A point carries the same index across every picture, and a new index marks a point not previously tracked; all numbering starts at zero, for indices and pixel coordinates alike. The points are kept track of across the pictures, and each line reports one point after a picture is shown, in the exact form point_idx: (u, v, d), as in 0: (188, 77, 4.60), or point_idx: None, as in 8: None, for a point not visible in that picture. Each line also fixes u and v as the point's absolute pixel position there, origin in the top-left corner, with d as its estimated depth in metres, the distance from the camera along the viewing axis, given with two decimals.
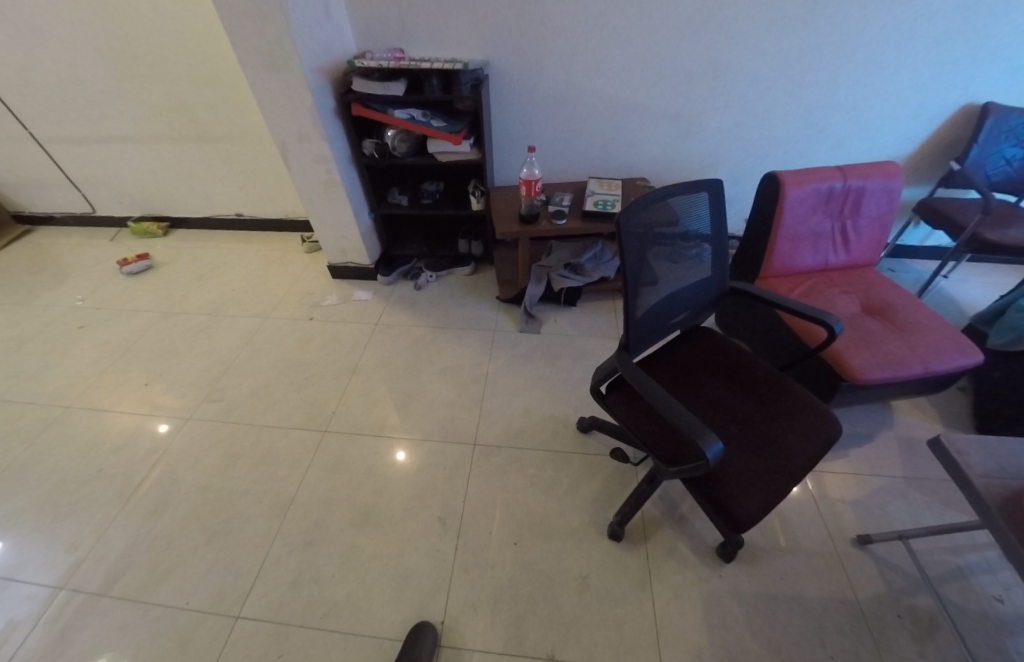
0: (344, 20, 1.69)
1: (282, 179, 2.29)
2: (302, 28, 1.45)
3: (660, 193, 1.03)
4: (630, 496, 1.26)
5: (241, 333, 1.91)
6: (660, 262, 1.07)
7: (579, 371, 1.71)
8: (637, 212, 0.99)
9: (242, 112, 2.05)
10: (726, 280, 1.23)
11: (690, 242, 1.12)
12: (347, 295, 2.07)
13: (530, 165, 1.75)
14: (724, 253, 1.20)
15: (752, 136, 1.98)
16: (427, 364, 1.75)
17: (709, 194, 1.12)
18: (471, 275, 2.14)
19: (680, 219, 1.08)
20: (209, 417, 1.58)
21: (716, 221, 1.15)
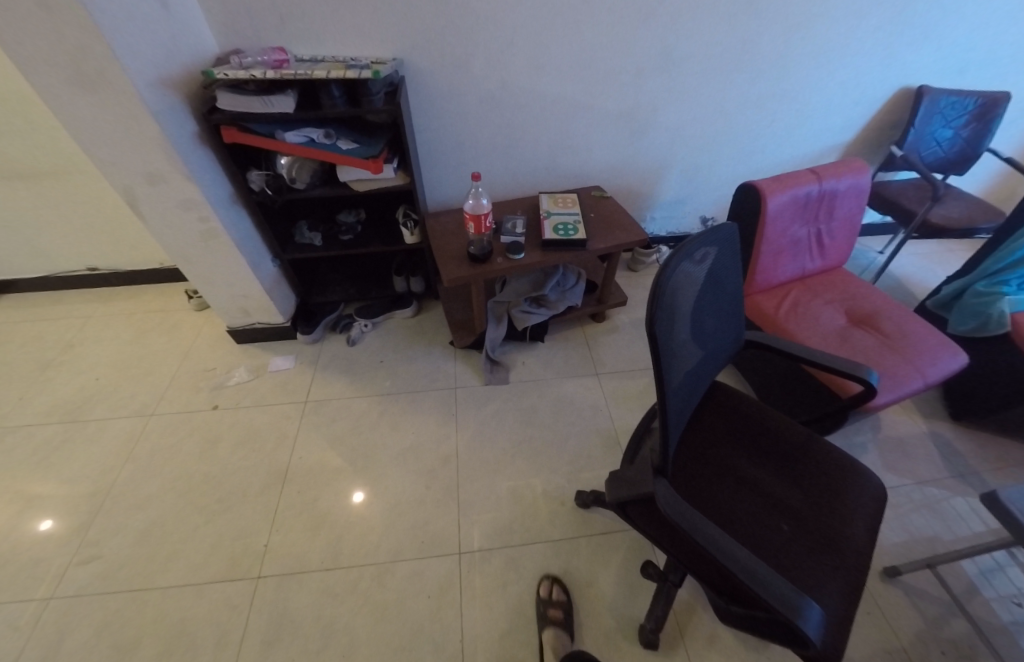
0: (197, 14, 1.23)
1: (133, 227, 1.74)
2: (123, 26, 0.99)
3: (680, 254, 0.76)
4: (656, 598, 1.04)
5: (116, 445, 1.42)
6: (688, 337, 0.81)
7: (564, 427, 1.47)
8: (662, 288, 0.71)
9: (58, 143, 1.48)
10: (741, 329, 1.00)
11: (711, 302, 0.87)
12: (259, 366, 1.63)
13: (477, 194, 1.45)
14: (738, 299, 0.97)
15: (706, 133, 1.81)
16: (381, 451, 1.41)
17: (725, 243, 0.88)
18: (414, 316, 1.79)
19: (700, 279, 0.82)
20: (86, 593, 1.14)
21: (730, 272, 0.92)
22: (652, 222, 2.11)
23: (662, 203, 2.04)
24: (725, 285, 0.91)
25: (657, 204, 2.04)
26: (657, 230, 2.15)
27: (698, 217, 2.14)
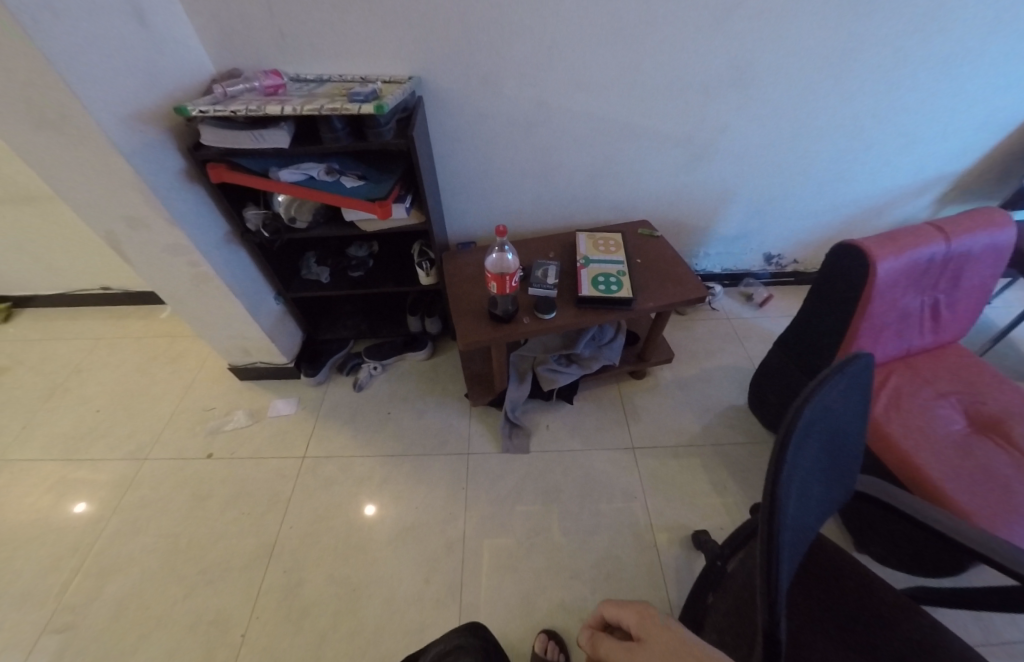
0: (190, 34, 1.12)
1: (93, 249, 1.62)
2: (89, 59, 0.86)
3: (799, 436, 0.52)
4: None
5: (104, 490, 1.31)
6: (799, 541, 0.57)
7: (588, 516, 1.27)
8: (777, 506, 0.48)
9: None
10: (853, 479, 0.74)
11: (827, 469, 0.63)
12: (258, 409, 1.49)
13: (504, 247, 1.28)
14: (859, 446, 0.70)
15: (786, 160, 1.48)
16: (379, 527, 1.25)
17: (854, 383, 0.62)
18: (429, 360, 1.62)
19: (817, 452, 0.58)
20: None
21: (856, 416, 0.65)
22: (705, 258, 1.79)
23: (720, 236, 1.71)
24: (846, 438, 0.65)
25: (713, 238, 1.71)
26: (709, 267, 1.82)
27: (762, 254, 1.79)
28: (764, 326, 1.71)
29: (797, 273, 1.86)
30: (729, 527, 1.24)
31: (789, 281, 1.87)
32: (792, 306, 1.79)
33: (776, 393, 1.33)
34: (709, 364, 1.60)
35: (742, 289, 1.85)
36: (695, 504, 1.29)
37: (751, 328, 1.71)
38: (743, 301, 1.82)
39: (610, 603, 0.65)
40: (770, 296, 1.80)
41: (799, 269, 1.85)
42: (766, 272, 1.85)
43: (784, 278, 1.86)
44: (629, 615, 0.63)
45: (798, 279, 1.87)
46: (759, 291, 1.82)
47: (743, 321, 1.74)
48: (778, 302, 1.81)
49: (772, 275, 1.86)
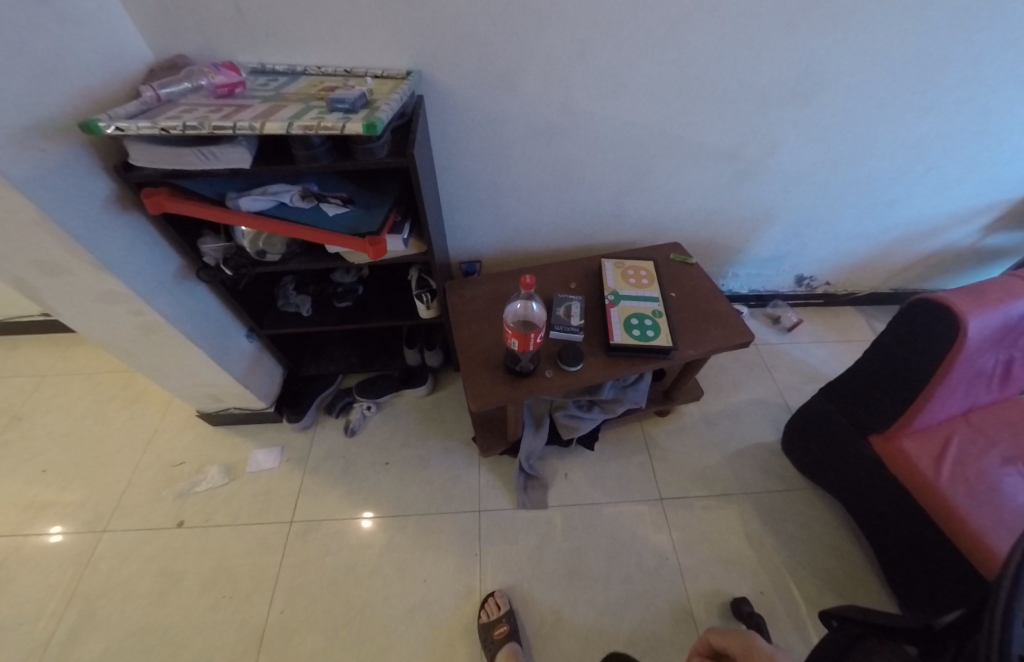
0: (117, 12, 0.84)
1: None
2: None
3: None
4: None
5: (53, 573, 1.11)
6: None
7: (617, 581, 1.16)
8: None
9: None
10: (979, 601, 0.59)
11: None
12: (236, 464, 1.29)
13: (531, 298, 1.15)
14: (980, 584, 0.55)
15: (838, 179, 1.31)
16: (383, 607, 1.11)
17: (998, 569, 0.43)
18: (430, 397, 1.45)
19: None
20: None
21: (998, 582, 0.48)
22: (732, 279, 1.63)
23: (752, 257, 1.56)
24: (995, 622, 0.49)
25: (744, 259, 1.55)
26: (736, 288, 1.67)
27: (794, 275, 1.65)
28: (794, 355, 1.60)
29: (827, 294, 1.73)
30: (770, 591, 1.15)
31: (818, 303, 1.75)
32: (821, 331, 1.68)
33: (818, 441, 1.22)
34: (738, 398, 1.49)
35: (770, 310, 1.72)
36: (729, 566, 1.19)
37: (780, 357, 1.59)
38: (770, 325, 1.69)
39: (717, 631, 0.78)
40: (799, 321, 1.68)
41: (830, 290, 1.72)
42: (795, 293, 1.71)
43: (813, 299, 1.74)
44: (734, 641, 0.74)
45: (827, 300, 1.75)
46: (787, 314, 1.69)
47: (771, 348, 1.62)
48: (806, 327, 1.70)
49: (800, 296, 1.73)
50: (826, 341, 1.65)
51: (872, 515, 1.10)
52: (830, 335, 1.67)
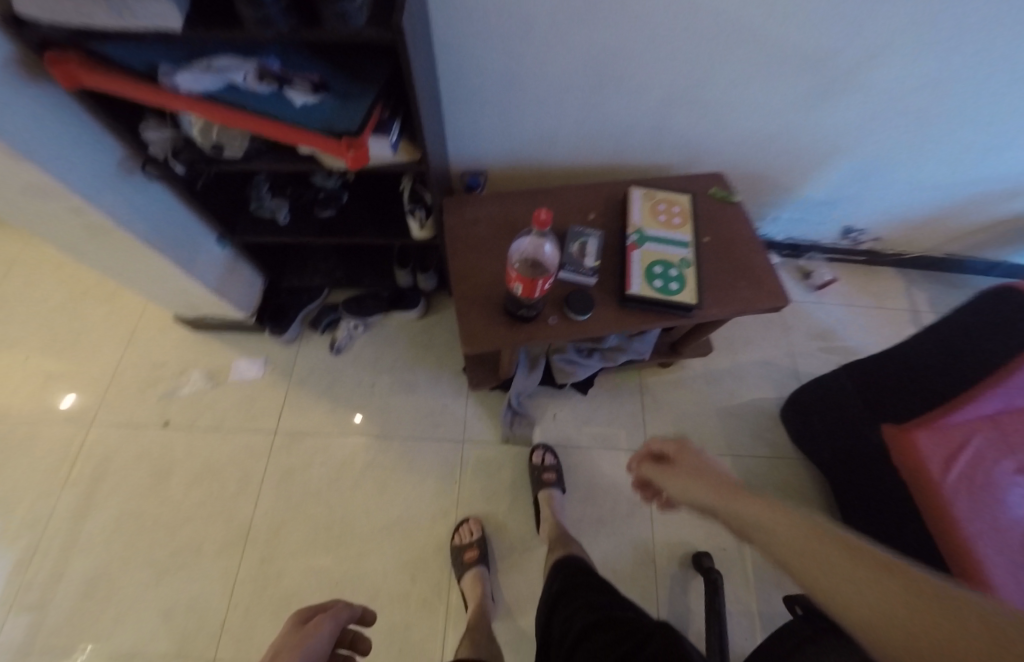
0: None
1: None
2: None
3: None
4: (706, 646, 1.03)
5: (48, 459, 1.14)
6: None
7: (587, 524, 1.21)
8: None
9: None
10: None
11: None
12: (218, 371, 1.26)
13: (548, 239, 0.98)
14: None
15: (939, 113, 1.03)
16: (363, 520, 1.16)
17: None
18: (421, 321, 1.36)
19: None
20: (26, 648, 1.00)
21: None
22: (771, 222, 1.42)
23: (800, 200, 1.33)
24: None
25: (791, 201, 1.32)
26: (771, 233, 1.46)
27: (841, 226, 1.42)
28: (818, 316, 1.45)
29: (872, 252, 1.51)
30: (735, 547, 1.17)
31: (859, 261, 1.54)
32: (853, 293, 1.50)
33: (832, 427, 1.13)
34: (747, 357, 1.38)
35: (802, 263, 1.52)
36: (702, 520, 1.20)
37: (802, 317, 1.45)
38: (798, 280, 1.51)
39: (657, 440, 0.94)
40: (832, 280, 1.50)
41: (876, 248, 1.50)
42: (837, 246, 1.50)
43: (854, 256, 1.53)
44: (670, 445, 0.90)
45: (870, 259, 1.53)
46: (821, 271, 1.51)
47: (794, 306, 1.46)
48: (838, 287, 1.51)
49: (841, 250, 1.52)
50: (856, 305, 1.48)
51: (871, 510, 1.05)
52: (863, 298, 1.50)
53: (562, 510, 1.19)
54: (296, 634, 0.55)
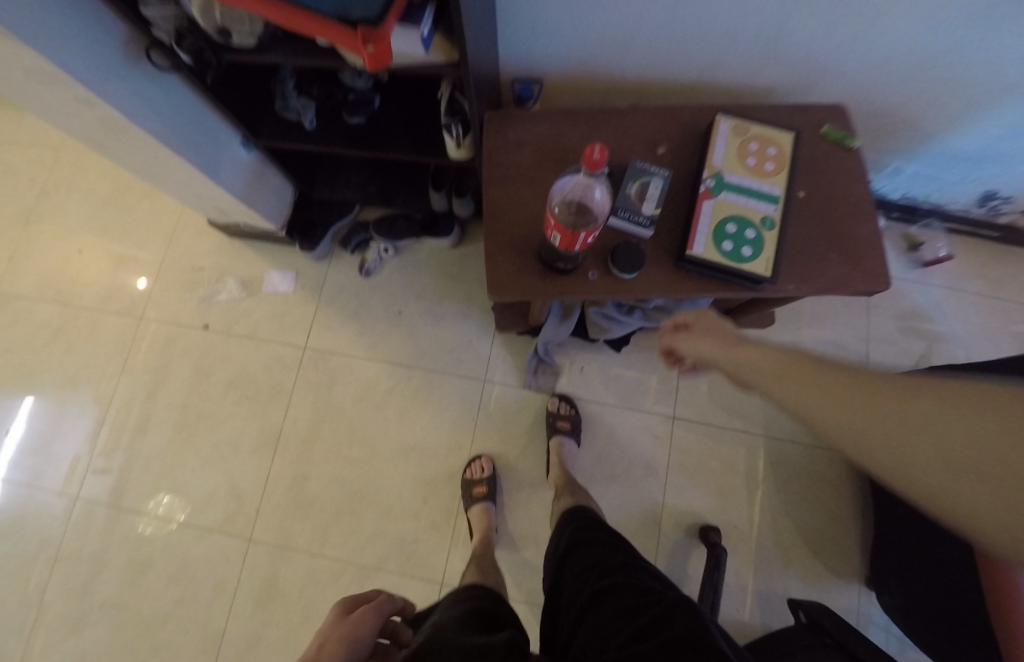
0: None
1: None
2: None
3: None
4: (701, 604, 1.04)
5: (108, 346, 1.24)
6: None
7: (599, 479, 1.20)
8: None
9: None
10: None
11: None
12: (252, 280, 1.26)
13: (602, 180, 0.82)
14: None
15: None
16: (382, 441, 1.20)
17: None
18: (453, 250, 1.27)
19: None
20: (102, 501, 1.17)
21: None
22: (889, 175, 1.14)
23: (940, 151, 1.03)
24: None
25: (926, 151, 1.04)
26: (885, 189, 1.19)
27: (982, 191, 1.12)
28: (913, 298, 1.22)
29: (1011, 227, 1.20)
30: None
31: (989, 236, 1.23)
32: (968, 276, 1.22)
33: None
34: (813, 334, 1.21)
35: (912, 232, 1.24)
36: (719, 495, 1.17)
37: (894, 296, 1.22)
38: (901, 251, 1.24)
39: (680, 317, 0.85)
40: (948, 256, 1.21)
41: (1018, 223, 1.19)
42: (966, 214, 1.20)
43: (985, 230, 1.22)
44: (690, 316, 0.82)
45: (1006, 237, 1.22)
46: (935, 243, 1.21)
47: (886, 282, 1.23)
48: (949, 266, 1.23)
49: (970, 220, 1.21)
50: (966, 291, 1.21)
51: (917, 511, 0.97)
52: (979, 282, 1.23)
53: (574, 458, 1.17)
54: (343, 624, 0.52)
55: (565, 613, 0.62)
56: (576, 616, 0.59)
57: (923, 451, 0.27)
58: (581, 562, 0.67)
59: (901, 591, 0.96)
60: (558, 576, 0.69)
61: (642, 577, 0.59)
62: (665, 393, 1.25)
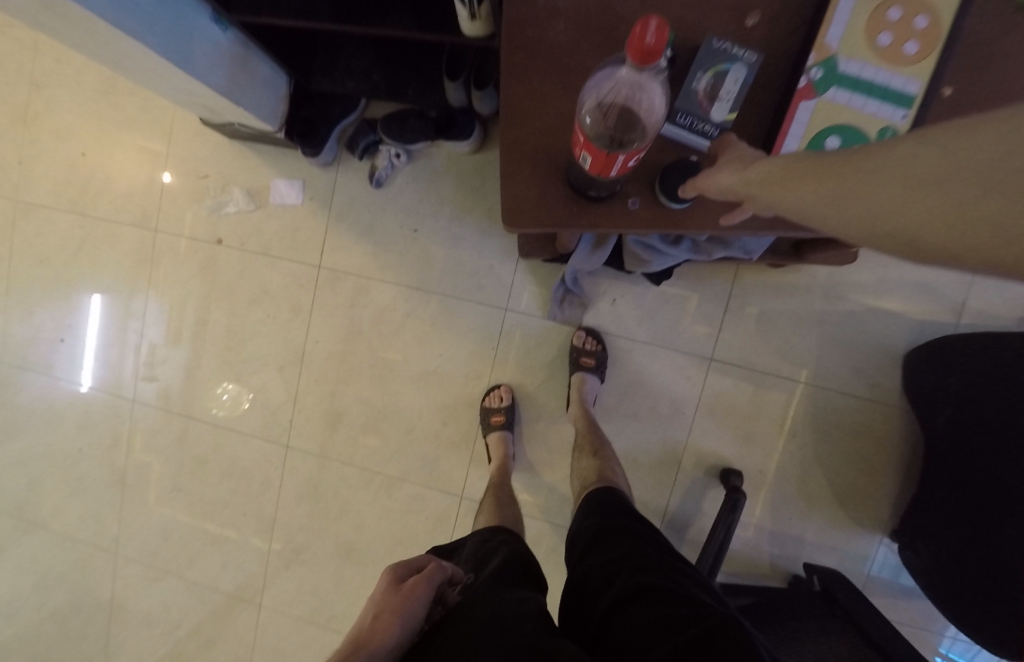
0: None
1: None
2: None
3: None
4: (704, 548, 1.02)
5: (132, 258, 1.23)
6: None
7: (621, 416, 1.14)
8: None
9: None
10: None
11: None
12: (258, 189, 1.17)
13: (658, 78, 0.59)
14: None
15: None
16: (401, 365, 1.18)
17: None
18: (472, 155, 1.10)
19: None
20: (156, 405, 1.28)
21: None
22: None
23: None
24: None
25: None
26: None
27: None
28: None
29: None
30: None
31: None
32: None
33: (980, 374, 0.86)
34: None
35: None
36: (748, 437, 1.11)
37: None
38: None
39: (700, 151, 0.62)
40: None
41: None
42: None
43: None
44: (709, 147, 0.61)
45: None
46: None
47: None
48: None
49: None
50: None
51: (953, 473, 0.88)
52: None
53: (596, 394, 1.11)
54: (395, 595, 0.50)
55: (593, 609, 0.53)
56: (607, 615, 0.50)
57: (879, 179, 0.30)
58: (609, 552, 0.60)
59: (930, 556, 0.88)
60: (582, 559, 0.62)
61: (682, 584, 0.53)
62: (706, 331, 1.12)
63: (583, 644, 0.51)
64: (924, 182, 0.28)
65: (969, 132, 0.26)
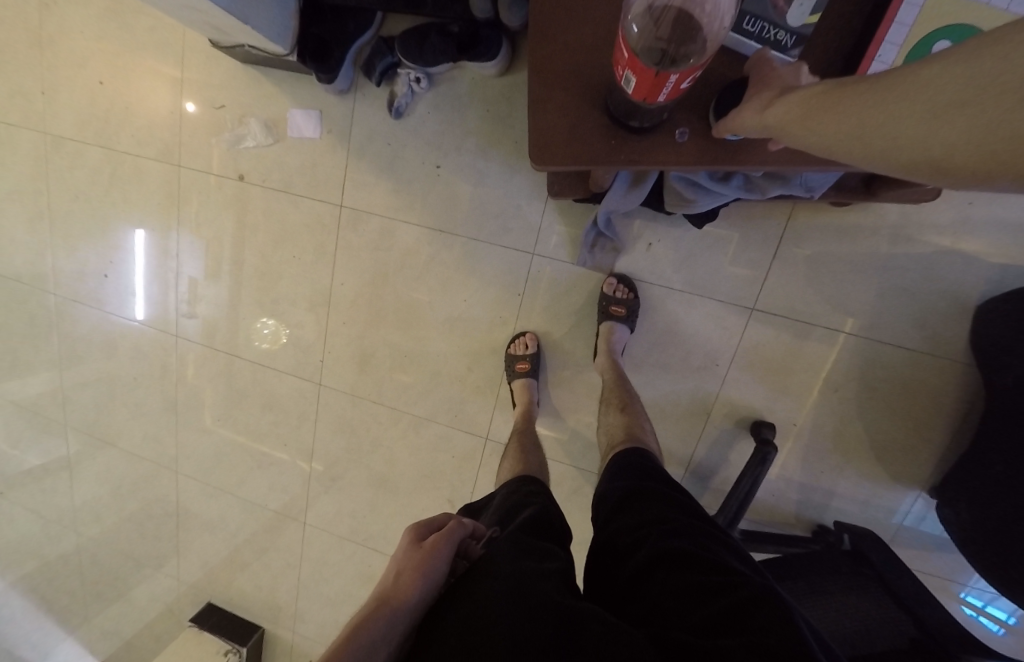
0: None
1: None
2: None
3: None
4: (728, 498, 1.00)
5: (161, 195, 1.23)
6: None
7: (650, 366, 1.11)
8: None
9: None
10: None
11: None
12: (276, 121, 1.11)
13: None
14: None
15: None
16: (426, 309, 1.17)
17: None
18: (498, 80, 0.99)
19: None
20: (197, 341, 1.34)
21: None
22: None
23: None
24: None
25: None
26: None
27: None
28: None
29: None
30: None
31: None
32: None
33: None
34: None
35: None
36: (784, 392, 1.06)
37: None
38: None
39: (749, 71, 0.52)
40: None
41: None
42: None
43: None
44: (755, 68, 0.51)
45: None
46: None
47: None
48: None
49: None
50: None
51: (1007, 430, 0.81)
52: None
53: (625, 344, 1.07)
54: (417, 552, 0.51)
55: (621, 569, 0.53)
56: (636, 577, 0.50)
57: (901, 111, 0.31)
58: (638, 514, 0.60)
59: (968, 513, 0.81)
60: (610, 520, 0.62)
61: (712, 550, 0.52)
62: (749, 279, 1.03)
63: (610, 604, 0.52)
64: (945, 108, 0.28)
65: (979, 52, 0.26)
